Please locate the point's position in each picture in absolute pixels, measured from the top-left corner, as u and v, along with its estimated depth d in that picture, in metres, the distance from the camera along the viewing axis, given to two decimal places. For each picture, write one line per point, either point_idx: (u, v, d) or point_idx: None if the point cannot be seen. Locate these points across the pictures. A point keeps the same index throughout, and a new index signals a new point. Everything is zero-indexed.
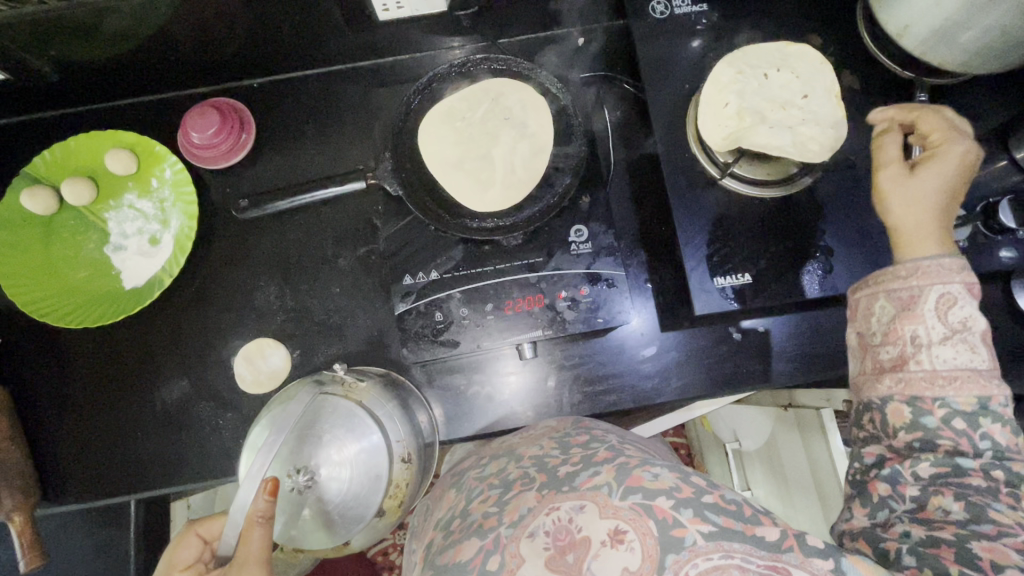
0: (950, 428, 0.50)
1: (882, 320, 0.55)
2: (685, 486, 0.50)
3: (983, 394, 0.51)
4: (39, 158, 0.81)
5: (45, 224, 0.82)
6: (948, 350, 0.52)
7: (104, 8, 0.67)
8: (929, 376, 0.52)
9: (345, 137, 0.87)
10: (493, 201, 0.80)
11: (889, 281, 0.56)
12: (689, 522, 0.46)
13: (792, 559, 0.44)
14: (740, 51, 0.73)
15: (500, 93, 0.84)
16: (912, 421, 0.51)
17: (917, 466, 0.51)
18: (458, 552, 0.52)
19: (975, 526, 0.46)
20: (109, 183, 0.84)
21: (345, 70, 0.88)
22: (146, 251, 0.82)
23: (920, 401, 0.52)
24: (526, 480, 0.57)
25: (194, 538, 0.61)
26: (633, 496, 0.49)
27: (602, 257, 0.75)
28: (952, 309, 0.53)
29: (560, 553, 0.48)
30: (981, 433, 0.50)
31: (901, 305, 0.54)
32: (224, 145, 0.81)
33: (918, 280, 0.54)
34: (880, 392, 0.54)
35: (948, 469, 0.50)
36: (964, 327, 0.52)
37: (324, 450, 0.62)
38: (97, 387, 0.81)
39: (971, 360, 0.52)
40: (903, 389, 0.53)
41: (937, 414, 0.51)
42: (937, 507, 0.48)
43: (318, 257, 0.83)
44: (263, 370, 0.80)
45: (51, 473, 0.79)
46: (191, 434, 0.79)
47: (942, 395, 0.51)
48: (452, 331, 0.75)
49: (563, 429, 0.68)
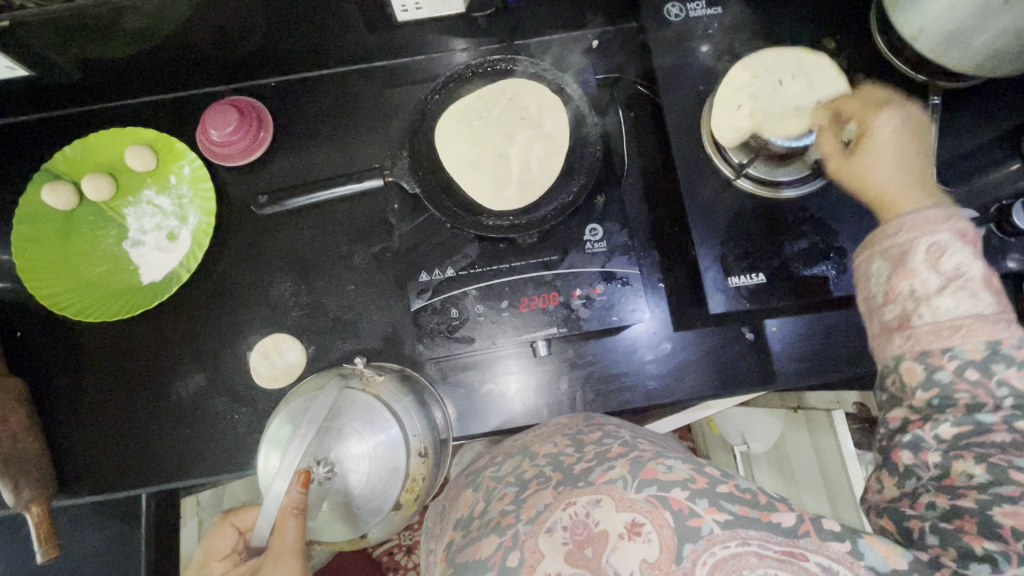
0: (964, 379, 0.47)
1: (878, 281, 0.54)
2: (699, 476, 0.51)
3: (991, 338, 0.48)
4: (60, 154, 0.82)
5: (65, 219, 0.83)
6: (947, 301, 0.50)
7: (128, 6, 0.68)
8: (935, 329, 0.49)
9: (361, 136, 0.88)
10: (509, 200, 0.81)
11: (881, 242, 0.54)
12: (705, 511, 0.47)
13: (808, 544, 0.45)
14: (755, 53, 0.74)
15: (517, 93, 0.84)
16: (925, 378, 0.49)
17: (939, 429, 0.47)
18: (476, 550, 0.53)
19: (998, 489, 0.43)
20: (128, 179, 0.85)
21: (362, 71, 0.89)
22: (164, 246, 0.83)
23: (930, 356, 0.49)
24: (542, 478, 0.57)
25: (229, 529, 0.60)
26: (648, 488, 0.49)
27: (616, 256, 0.76)
28: (943, 258, 0.51)
29: (578, 548, 0.48)
30: (994, 381, 0.47)
31: (894, 263, 0.52)
32: (242, 142, 0.82)
33: (906, 235, 0.52)
34: (891, 353, 0.52)
35: (969, 427, 0.46)
36: (962, 275, 0.50)
37: (343, 443, 0.62)
38: (114, 381, 0.82)
39: (975, 306, 0.49)
40: (913, 347, 0.50)
41: (948, 367, 0.48)
42: (960, 472, 0.45)
43: (333, 254, 0.84)
44: (278, 365, 0.80)
45: (67, 466, 0.80)
46: (206, 429, 0.80)
47: (949, 346, 0.49)
48: (467, 328, 0.76)
49: (576, 426, 0.68)
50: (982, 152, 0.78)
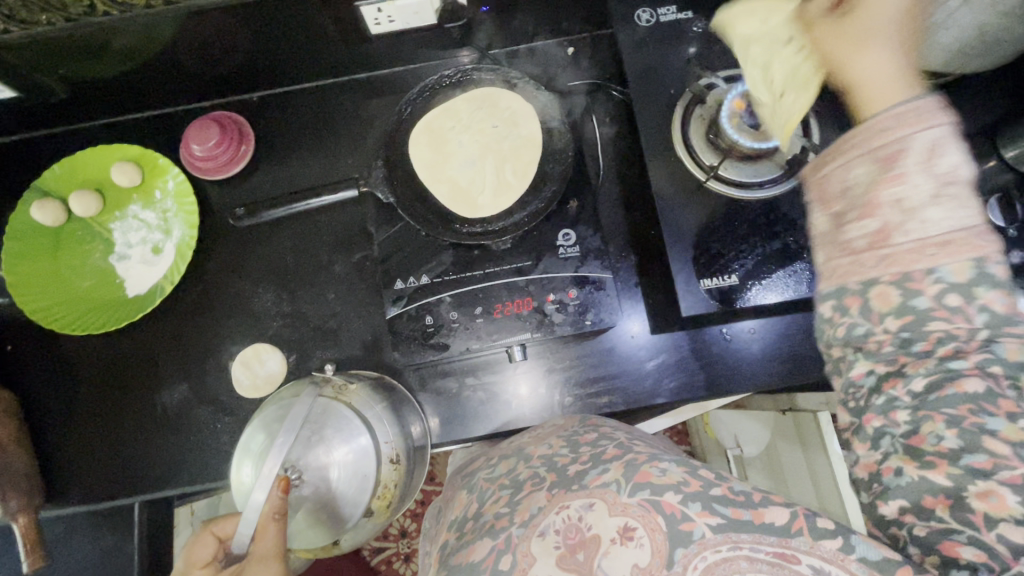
0: (942, 305, 0.41)
1: (857, 189, 0.43)
2: (693, 479, 0.50)
3: (976, 257, 0.41)
4: (48, 172, 0.84)
5: (54, 235, 0.85)
6: (938, 211, 0.41)
7: (110, 28, 0.70)
8: (917, 248, 0.41)
9: (341, 147, 0.89)
10: (485, 207, 0.82)
11: (857, 145, 0.43)
12: (697, 515, 0.47)
13: (801, 544, 0.44)
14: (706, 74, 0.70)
15: (492, 101, 0.86)
16: (900, 306, 0.41)
17: (911, 383, 0.42)
18: (470, 553, 0.53)
19: (969, 461, 0.40)
20: (115, 195, 0.86)
21: (341, 83, 0.91)
22: (150, 259, 0.85)
23: (911, 280, 0.41)
24: (536, 480, 0.58)
25: (210, 537, 0.59)
26: (641, 492, 0.49)
27: (590, 260, 0.77)
28: (935, 159, 0.41)
29: (570, 552, 0.48)
30: (976, 306, 0.41)
31: (880, 167, 0.42)
32: (225, 156, 0.84)
33: (895, 133, 0.42)
34: (864, 275, 0.43)
35: (939, 376, 0.42)
36: (947, 180, 0.41)
37: (313, 451, 0.62)
38: (101, 392, 0.83)
39: (964, 218, 0.41)
40: (889, 268, 0.42)
41: (929, 293, 0.41)
42: (930, 433, 0.42)
43: (315, 263, 0.85)
44: (259, 374, 0.81)
45: (57, 476, 0.81)
46: (191, 440, 0.81)
47: (933, 267, 0.41)
48: (443, 334, 0.76)
49: (570, 427, 0.69)
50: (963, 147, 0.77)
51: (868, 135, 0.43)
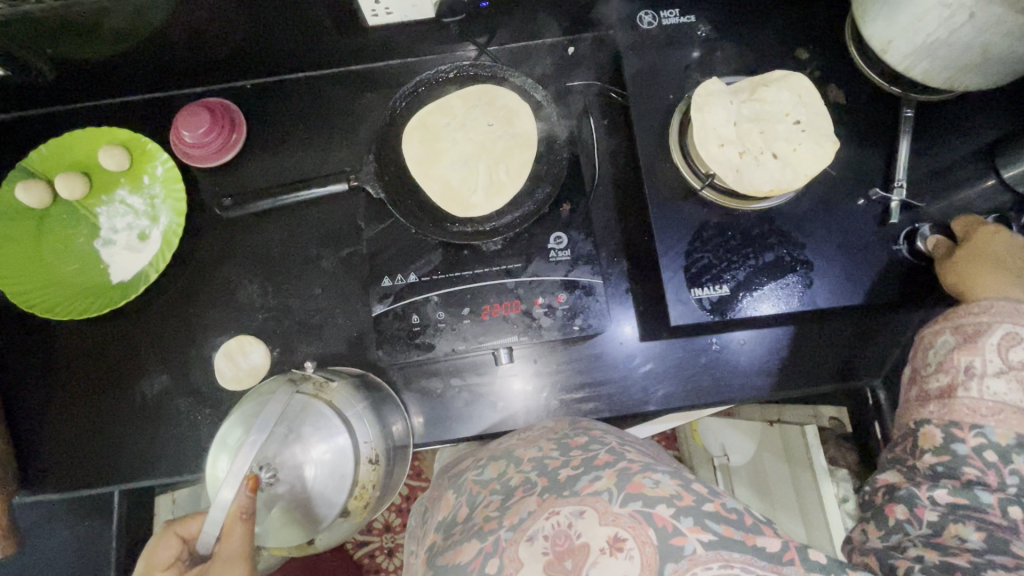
0: (981, 457, 0.53)
1: (939, 351, 0.59)
2: (687, 493, 0.49)
3: (1022, 432, 0.53)
4: (34, 153, 0.82)
5: (38, 217, 0.83)
6: (1000, 384, 0.55)
7: (102, 10, 0.68)
8: (973, 405, 0.55)
9: (333, 139, 0.88)
10: (477, 206, 0.80)
11: (960, 318, 0.59)
12: (689, 530, 0.46)
13: (793, 573, 0.44)
14: (708, 92, 0.71)
15: (489, 98, 0.84)
16: (941, 445, 0.55)
17: (935, 492, 0.52)
18: (458, 553, 0.53)
19: (991, 556, 0.46)
20: (102, 178, 0.85)
21: (335, 75, 0.90)
22: (135, 246, 0.83)
23: (955, 427, 0.55)
24: (528, 486, 0.56)
25: (173, 538, 0.58)
26: (633, 503, 0.48)
27: (581, 265, 0.76)
28: (1015, 348, 0.56)
29: (559, 559, 0.47)
30: (1010, 468, 0.52)
31: (964, 338, 0.58)
32: (215, 143, 0.83)
33: (989, 318, 0.57)
34: (921, 416, 0.58)
35: (964, 499, 0.51)
36: (1021, 368, 0.55)
37: (290, 449, 0.61)
38: (82, 378, 0.82)
39: (1021, 398, 0.54)
40: (943, 415, 0.56)
41: (970, 443, 0.53)
42: (953, 534, 0.49)
43: (302, 257, 0.84)
44: (243, 367, 0.80)
45: (33, 463, 0.80)
46: (172, 431, 0.80)
47: (980, 424, 0.54)
48: (429, 334, 0.75)
49: (561, 430, 0.68)
50: (964, 163, 0.76)
51: (971, 312, 0.59)
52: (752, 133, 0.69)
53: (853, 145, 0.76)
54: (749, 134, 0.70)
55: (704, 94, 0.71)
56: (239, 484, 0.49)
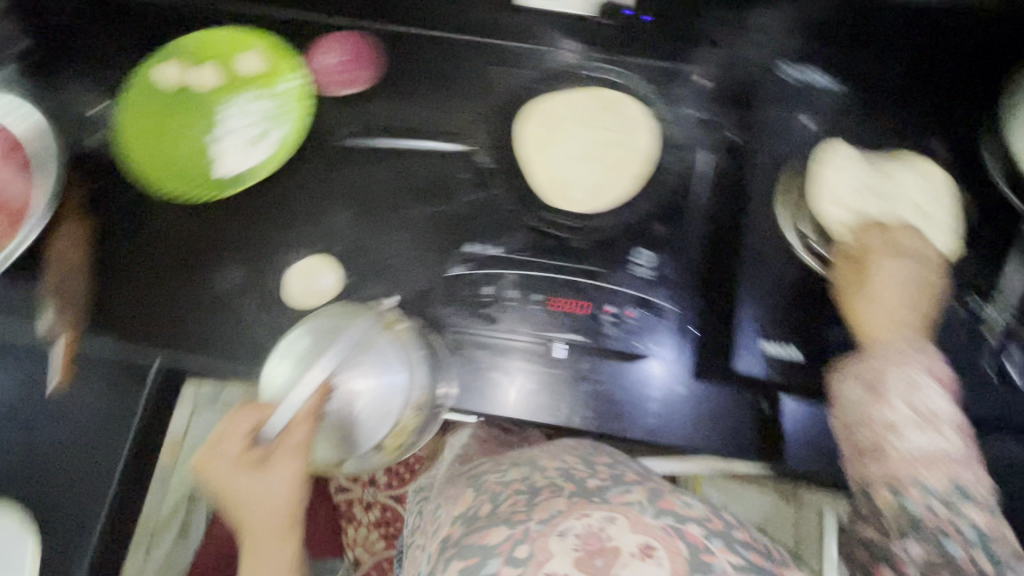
0: (929, 509, 0.55)
1: (856, 407, 0.60)
2: (715, 519, 0.53)
3: (956, 477, 0.55)
4: (189, 40, 0.92)
5: (175, 95, 0.90)
6: (921, 437, 0.56)
7: None
8: (906, 462, 0.56)
9: (452, 102, 0.90)
10: (579, 202, 0.81)
11: (863, 368, 0.61)
12: (718, 550, 0.49)
13: None
14: (836, 150, 0.77)
15: (614, 104, 0.86)
16: (895, 505, 0.56)
17: (907, 543, 0.55)
18: (485, 536, 0.54)
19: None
20: (239, 75, 0.91)
21: (471, 42, 0.92)
22: (250, 145, 0.88)
23: (901, 486, 0.56)
24: (554, 487, 0.59)
25: (240, 415, 0.59)
26: (665, 518, 0.51)
27: (659, 286, 0.77)
28: (917, 394, 0.57)
29: (589, 557, 0.48)
30: (959, 517, 0.54)
31: (870, 391, 0.59)
32: (340, 74, 0.90)
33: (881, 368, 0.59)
34: (867, 476, 0.58)
35: (934, 552, 0.54)
36: (930, 413, 0.56)
37: (351, 373, 0.64)
38: (165, 254, 0.87)
39: (942, 443, 0.56)
40: (885, 475, 0.57)
41: (915, 495, 0.55)
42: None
43: (393, 202, 0.87)
44: (311, 288, 0.83)
45: (100, 317, 0.84)
46: (230, 327, 0.84)
47: (920, 479, 0.55)
48: (497, 308, 0.77)
49: (586, 448, 0.69)
50: None
51: (870, 363, 0.61)
52: (870, 198, 0.74)
53: (964, 250, 0.75)
54: (867, 197, 0.74)
55: (830, 151, 0.77)
56: (328, 375, 0.57)
